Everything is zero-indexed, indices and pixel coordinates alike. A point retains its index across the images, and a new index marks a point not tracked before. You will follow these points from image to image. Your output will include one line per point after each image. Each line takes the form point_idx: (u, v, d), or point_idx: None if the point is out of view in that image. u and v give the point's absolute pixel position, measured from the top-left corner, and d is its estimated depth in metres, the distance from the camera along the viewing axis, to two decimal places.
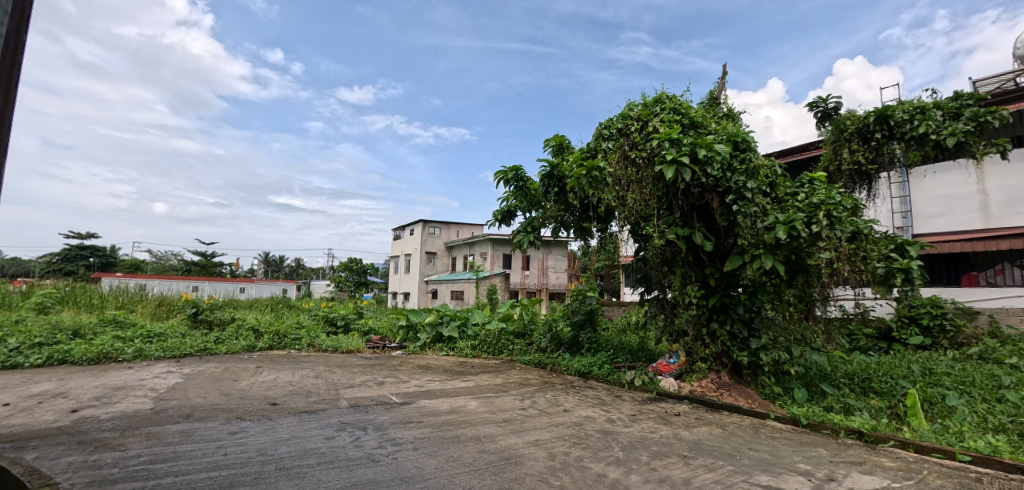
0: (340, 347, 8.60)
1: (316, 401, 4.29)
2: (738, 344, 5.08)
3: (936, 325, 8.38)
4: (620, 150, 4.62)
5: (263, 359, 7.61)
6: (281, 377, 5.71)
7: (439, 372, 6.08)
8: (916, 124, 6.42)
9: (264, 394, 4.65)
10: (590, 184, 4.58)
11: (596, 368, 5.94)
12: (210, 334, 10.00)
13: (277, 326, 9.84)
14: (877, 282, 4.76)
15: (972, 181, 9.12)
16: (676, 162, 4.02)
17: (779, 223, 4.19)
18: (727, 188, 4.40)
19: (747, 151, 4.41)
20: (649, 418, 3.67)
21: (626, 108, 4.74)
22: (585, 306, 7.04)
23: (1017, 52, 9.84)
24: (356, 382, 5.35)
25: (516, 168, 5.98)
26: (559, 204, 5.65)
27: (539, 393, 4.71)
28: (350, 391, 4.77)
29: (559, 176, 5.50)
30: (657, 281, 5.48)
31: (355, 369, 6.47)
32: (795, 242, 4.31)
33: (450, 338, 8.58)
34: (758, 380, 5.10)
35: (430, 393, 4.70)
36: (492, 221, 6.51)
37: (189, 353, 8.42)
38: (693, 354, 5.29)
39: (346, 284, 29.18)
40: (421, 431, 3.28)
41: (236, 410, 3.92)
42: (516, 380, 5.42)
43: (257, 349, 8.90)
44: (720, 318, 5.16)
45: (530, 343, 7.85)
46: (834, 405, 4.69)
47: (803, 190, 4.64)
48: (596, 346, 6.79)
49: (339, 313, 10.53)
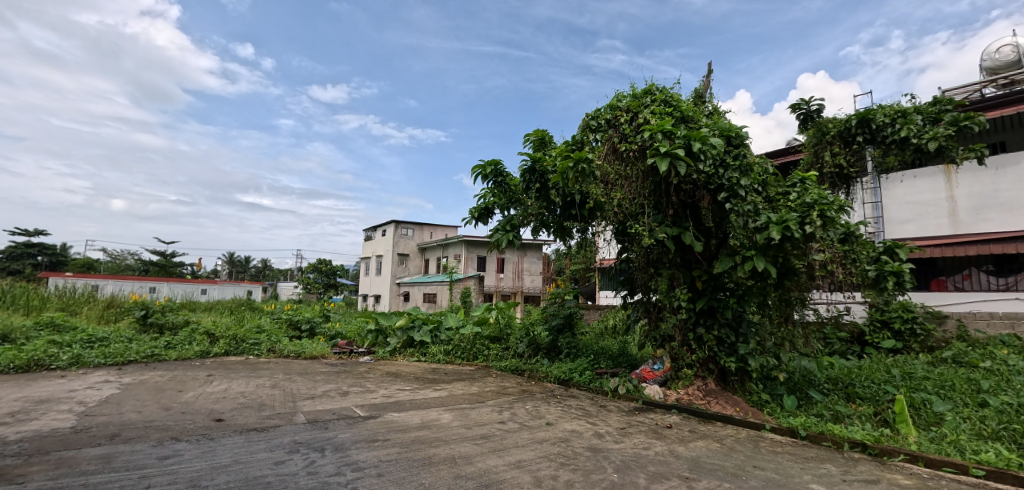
0: (303, 353, 8.04)
1: (269, 416, 3.81)
2: (726, 349, 4.84)
3: (907, 329, 8.45)
4: (609, 143, 4.33)
5: (216, 366, 7.01)
6: (233, 387, 5.18)
7: (410, 380, 5.65)
8: (899, 128, 6.47)
9: (210, 408, 4.14)
10: (576, 178, 4.25)
11: (577, 375, 5.64)
12: (160, 338, 9.25)
13: (235, 329, 9.18)
14: (868, 285, 4.62)
15: (941, 188, 9.27)
16: (671, 154, 3.73)
17: (772, 224, 3.98)
18: (719, 185, 4.16)
19: (740, 147, 4.21)
20: (640, 432, 3.37)
21: (614, 99, 4.43)
22: (564, 309, 6.75)
23: (983, 63, 10.16)
24: (317, 393, 4.87)
25: (495, 163, 5.64)
26: (540, 201, 5.35)
27: (518, 404, 4.35)
28: (310, 404, 4.30)
29: (541, 171, 5.17)
30: (641, 283, 5.20)
31: (317, 377, 5.97)
32: (788, 243, 4.11)
33: (422, 343, 8.13)
34: (745, 387, 4.89)
35: (399, 404, 4.28)
36: (467, 219, 6.13)
37: (134, 360, 7.70)
38: (678, 360, 5.03)
39: (315, 286, 28.19)
40: (388, 451, 2.88)
41: (173, 429, 3.43)
42: (493, 389, 5.06)
43: (211, 355, 8.25)
44: (706, 322, 4.90)
45: (506, 348, 7.49)
46: (823, 413, 4.50)
47: (795, 190, 4.45)
48: (576, 351, 6.48)
49: (304, 316, 9.92)
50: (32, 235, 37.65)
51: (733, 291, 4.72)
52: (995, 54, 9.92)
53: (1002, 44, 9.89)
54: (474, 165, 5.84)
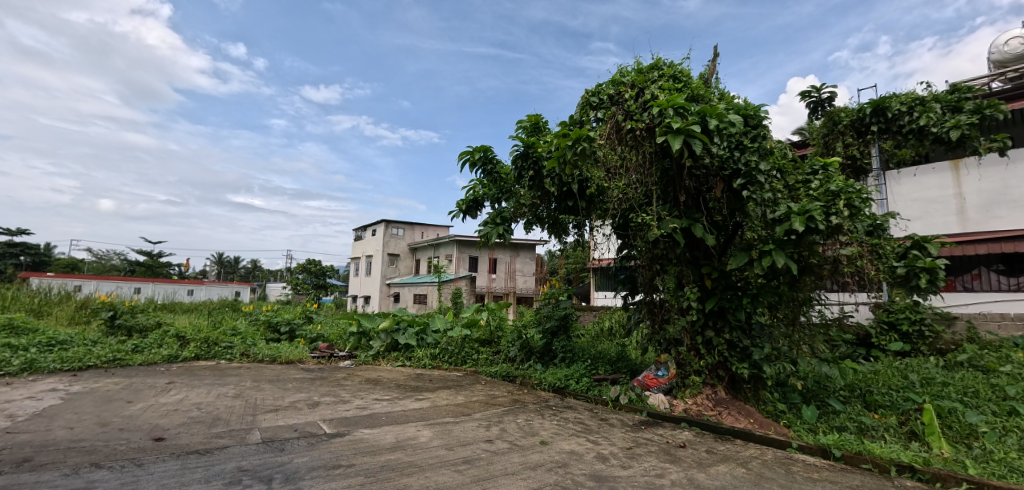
0: (279, 357, 7.48)
1: (218, 435, 3.29)
2: (737, 355, 4.40)
3: (915, 331, 8.07)
4: (613, 120, 3.79)
5: (181, 372, 6.44)
6: (191, 397, 4.64)
7: (391, 388, 5.13)
8: (917, 116, 6.00)
9: (153, 424, 3.60)
10: (575, 160, 3.75)
11: (574, 382, 5.16)
12: (128, 341, 8.63)
13: (208, 332, 8.58)
14: (896, 283, 4.19)
15: (948, 185, 8.92)
16: (685, 131, 3.24)
17: (792, 214, 3.54)
18: (735, 171, 3.69)
19: (758, 128, 3.73)
20: (650, 454, 2.89)
21: (617, 73, 3.89)
22: (559, 310, 6.25)
23: (992, 56, 9.84)
24: (284, 403, 4.35)
25: (484, 149, 5.14)
26: (533, 190, 4.85)
27: (509, 417, 3.85)
28: (271, 418, 3.77)
29: (535, 157, 4.67)
30: (645, 281, 4.73)
31: (288, 384, 5.44)
32: (812, 237, 3.65)
33: (407, 347, 7.61)
34: (759, 396, 4.46)
35: (372, 419, 3.75)
36: (455, 212, 5.66)
37: (94, 365, 7.10)
38: (685, 366, 4.56)
39: (303, 287, 27.51)
40: (348, 483, 2.37)
41: (99, 452, 2.89)
42: (481, 399, 4.56)
43: (180, 360, 7.67)
44: (716, 324, 4.43)
45: (497, 352, 7.00)
46: (847, 425, 4.08)
47: (817, 178, 4.01)
48: (571, 356, 6.02)
49: (283, 317, 9.34)
50: (12, 235, 36.51)
51: (746, 290, 4.27)
52: (1004, 46, 9.59)
53: (1011, 36, 9.57)
54: (461, 152, 5.34)
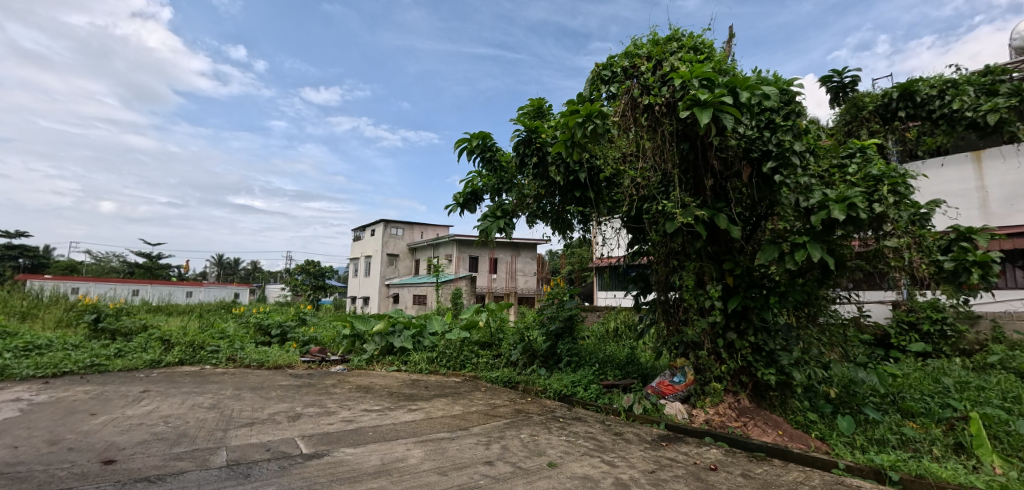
0: (267, 361, 7.07)
1: (178, 456, 2.88)
2: (763, 360, 3.98)
3: (937, 330, 7.55)
4: (628, 96, 3.34)
5: (160, 379, 6.02)
6: (161, 409, 4.22)
7: (383, 397, 4.71)
8: (949, 100, 5.72)
9: (109, 442, 3.19)
10: (586, 140, 3.33)
11: (581, 389, 4.75)
12: (110, 345, 8.21)
13: (194, 335, 8.16)
14: (942, 279, 3.75)
15: (968, 177, 8.39)
16: (713, 104, 2.81)
17: (829, 202, 3.15)
18: (765, 152, 3.27)
19: (791, 105, 3.31)
20: (678, 480, 2.47)
21: (631, 44, 3.43)
22: (564, 312, 5.80)
23: (1012, 43, 9.41)
24: (263, 416, 3.93)
25: (482, 136, 4.71)
26: (538, 179, 4.41)
27: (511, 431, 3.42)
28: (243, 434, 3.35)
29: (539, 142, 4.24)
30: (659, 279, 4.30)
31: (272, 392, 5.01)
32: (851, 227, 3.24)
33: (403, 350, 7.20)
34: (786, 404, 4.06)
35: (357, 435, 3.32)
36: (452, 206, 5.23)
37: (69, 371, 6.68)
38: (704, 372, 4.12)
39: (302, 287, 27.04)
40: None
41: (32, 482, 2.48)
42: (480, 410, 4.13)
43: (162, 365, 7.26)
44: (739, 326, 4.02)
45: (498, 355, 6.58)
46: (888, 438, 3.69)
47: (854, 162, 3.60)
48: (578, 360, 5.59)
49: (274, 320, 8.92)
50: (9, 238, 36.13)
51: (771, 289, 3.86)
52: None
53: None
54: (458, 140, 4.90)
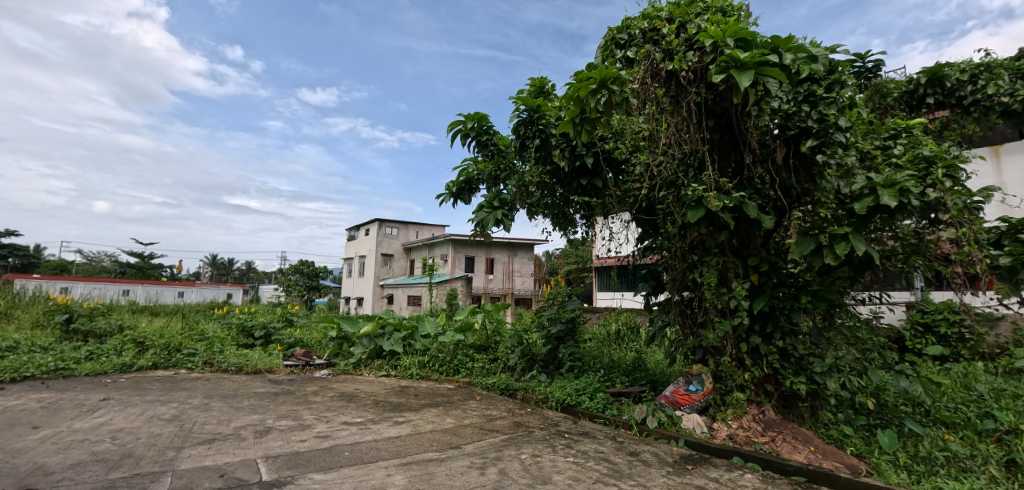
0: (246, 366, 6.59)
1: (111, 484, 2.41)
2: (791, 367, 3.57)
3: (954, 333, 7.13)
4: (647, 61, 2.90)
5: (127, 385, 5.54)
6: (115, 421, 3.74)
7: (367, 407, 4.24)
8: (982, 86, 5.50)
9: (37, 465, 2.71)
10: (598, 113, 2.90)
11: (587, 399, 4.30)
12: (81, 347, 7.69)
13: (171, 336, 7.66)
14: (998, 276, 3.28)
15: (987, 174, 7.99)
16: (753, 65, 2.39)
17: (876, 187, 2.73)
18: (803, 130, 2.86)
19: (833, 74, 2.88)
20: None
21: (650, 4, 2.99)
22: (566, 313, 5.33)
23: None
24: (228, 430, 3.46)
25: (479, 117, 4.27)
26: (541, 164, 3.98)
27: (509, 451, 2.95)
28: (197, 455, 2.87)
29: (541, 123, 3.80)
30: (673, 277, 3.87)
31: (245, 401, 4.55)
32: (900, 215, 2.82)
33: (392, 354, 6.73)
34: (818, 416, 3.63)
35: (331, 455, 2.85)
36: (444, 195, 4.78)
37: (30, 375, 6.17)
38: (726, 381, 3.68)
39: (295, 288, 26.46)
40: None
41: None
42: (475, 423, 3.67)
43: (134, 369, 6.76)
44: (763, 329, 3.60)
45: (494, 360, 6.13)
46: (935, 455, 3.30)
47: (899, 143, 3.18)
48: (581, 365, 5.15)
49: (258, 321, 8.43)
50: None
51: (801, 287, 3.43)
52: None
53: None
54: (451, 123, 4.45)
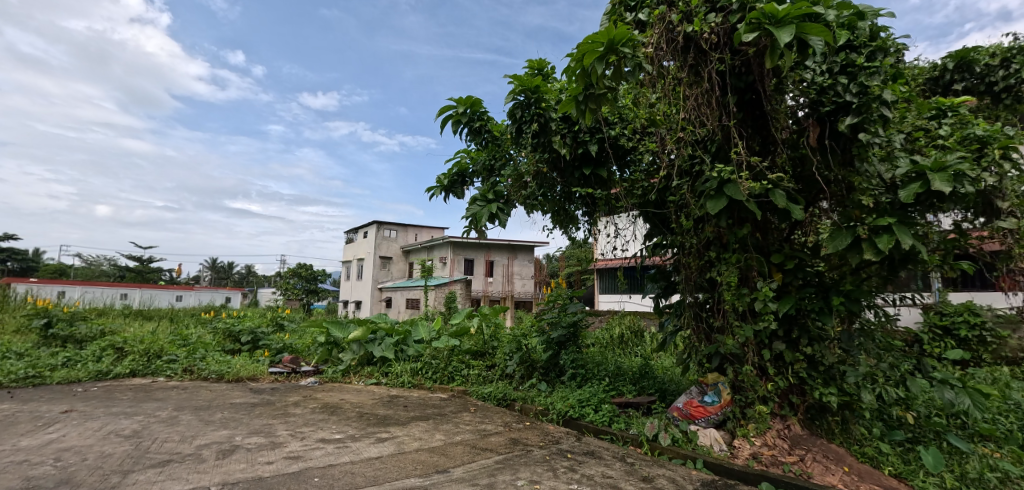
0: (228, 373, 6.20)
1: None
2: (820, 377, 3.19)
3: (975, 336, 6.67)
4: (662, 25, 2.56)
5: (97, 395, 5.16)
6: (67, 439, 3.37)
7: (349, 421, 3.86)
8: (1015, 70, 5.21)
9: None
10: (606, 83, 2.56)
11: (591, 412, 3.91)
12: (59, 354, 7.31)
13: (152, 341, 7.27)
14: None
15: None
16: (789, 19, 2.05)
17: (924, 170, 2.36)
18: (840, 105, 2.51)
19: (873, 41, 2.53)
20: None
21: None
22: (568, 316, 4.94)
23: None
24: (189, 449, 3.09)
25: (472, 102, 3.91)
26: (539, 152, 3.62)
27: (503, 475, 2.57)
28: (143, 481, 2.50)
29: (540, 105, 3.45)
30: (686, 277, 3.50)
31: (219, 414, 4.17)
32: (951, 202, 2.45)
33: (383, 360, 6.35)
34: (849, 431, 3.23)
35: (298, 481, 2.47)
36: (434, 189, 4.41)
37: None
38: (747, 393, 3.30)
39: (292, 291, 26.07)
40: None
41: None
42: (467, 440, 3.28)
43: (110, 377, 6.38)
44: (788, 334, 3.22)
45: (491, 367, 5.74)
46: (988, 477, 2.87)
47: (945, 123, 2.81)
48: (584, 373, 4.75)
49: (245, 326, 8.05)
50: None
51: (828, 287, 3.04)
52: None
53: None
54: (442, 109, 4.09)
